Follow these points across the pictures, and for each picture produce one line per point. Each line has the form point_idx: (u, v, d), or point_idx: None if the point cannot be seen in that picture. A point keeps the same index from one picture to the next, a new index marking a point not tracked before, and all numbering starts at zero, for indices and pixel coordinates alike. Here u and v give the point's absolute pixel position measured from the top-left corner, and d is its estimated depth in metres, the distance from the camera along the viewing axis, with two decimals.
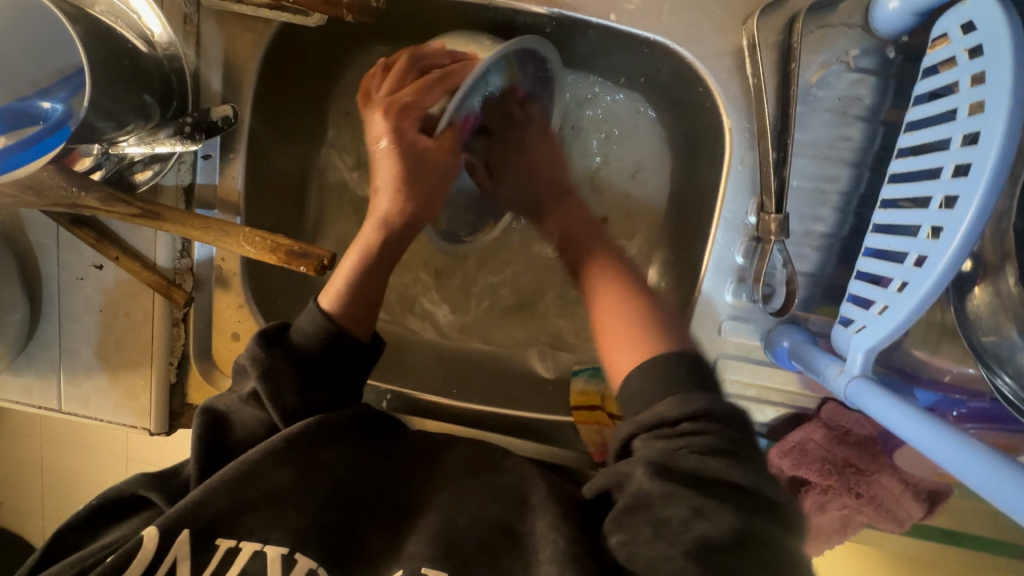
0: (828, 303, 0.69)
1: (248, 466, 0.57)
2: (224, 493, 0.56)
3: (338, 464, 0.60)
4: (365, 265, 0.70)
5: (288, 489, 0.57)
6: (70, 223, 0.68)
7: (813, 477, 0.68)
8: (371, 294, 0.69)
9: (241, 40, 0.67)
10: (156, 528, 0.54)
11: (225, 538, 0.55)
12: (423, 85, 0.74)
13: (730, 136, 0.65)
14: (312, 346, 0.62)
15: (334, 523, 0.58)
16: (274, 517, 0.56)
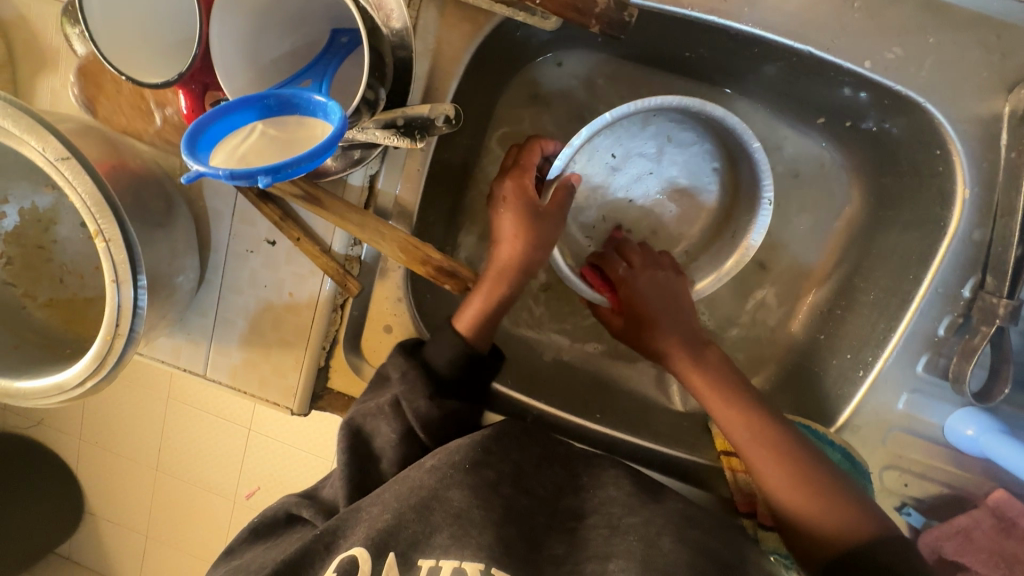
0: (1018, 392, 0.66)
1: (427, 491, 0.54)
2: (411, 517, 0.53)
3: (507, 483, 0.56)
4: (491, 285, 0.66)
5: (467, 509, 0.53)
6: (257, 197, 0.66)
7: (979, 567, 0.65)
8: (498, 317, 0.66)
9: (458, 32, 0.64)
10: (364, 550, 0.52)
11: (424, 559, 0.51)
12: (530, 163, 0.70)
13: (963, 205, 0.61)
14: (451, 367, 0.62)
15: (516, 540, 0.53)
16: (461, 538, 0.51)
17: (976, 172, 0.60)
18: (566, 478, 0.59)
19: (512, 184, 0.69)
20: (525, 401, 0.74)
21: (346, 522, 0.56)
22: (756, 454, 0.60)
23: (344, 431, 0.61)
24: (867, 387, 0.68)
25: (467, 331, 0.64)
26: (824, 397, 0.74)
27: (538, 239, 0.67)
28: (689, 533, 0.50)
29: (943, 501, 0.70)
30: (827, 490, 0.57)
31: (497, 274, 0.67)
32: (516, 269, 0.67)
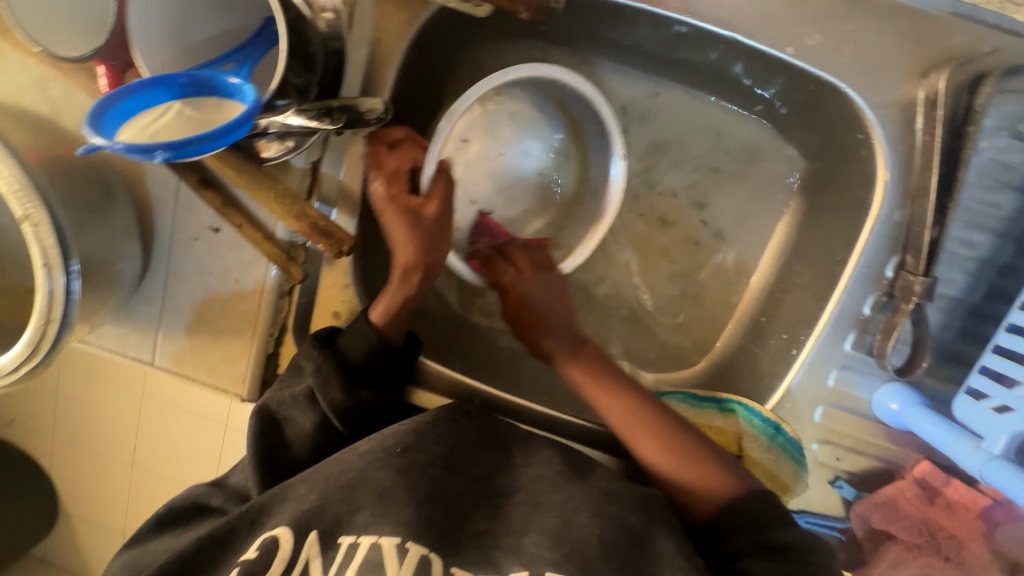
0: (943, 366, 0.68)
1: (357, 472, 0.57)
2: (337, 497, 0.56)
3: (437, 464, 0.58)
4: (401, 286, 0.69)
5: (393, 488, 0.55)
6: (198, 183, 0.66)
7: (903, 534, 0.69)
8: (409, 309, 0.70)
9: (396, 19, 0.65)
10: (288, 527, 0.55)
11: (345, 534, 0.54)
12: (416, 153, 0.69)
13: (884, 187, 0.64)
14: (358, 354, 0.66)
15: (441, 517, 0.55)
16: (383, 513, 0.54)
17: (895, 155, 0.63)
18: (502, 457, 0.61)
19: (382, 184, 0.68)
20: (474, 386, 0.76)
21: (275, 501, 0.59)
22: (634, 430, 0.64)
23: (293, 402, 0.65)
24: (799, 365, 0.70)
25: (377, 323, 0.67)
26: (763, 376, 0.76)
27: (430, 238, 0.70)
28: (608, 507, 0.55)
29: (873, 475, 0.72)
30: (705, 463, 0.61)
31: (403, 277, 0.69)
32: (421, 268, 0.70)
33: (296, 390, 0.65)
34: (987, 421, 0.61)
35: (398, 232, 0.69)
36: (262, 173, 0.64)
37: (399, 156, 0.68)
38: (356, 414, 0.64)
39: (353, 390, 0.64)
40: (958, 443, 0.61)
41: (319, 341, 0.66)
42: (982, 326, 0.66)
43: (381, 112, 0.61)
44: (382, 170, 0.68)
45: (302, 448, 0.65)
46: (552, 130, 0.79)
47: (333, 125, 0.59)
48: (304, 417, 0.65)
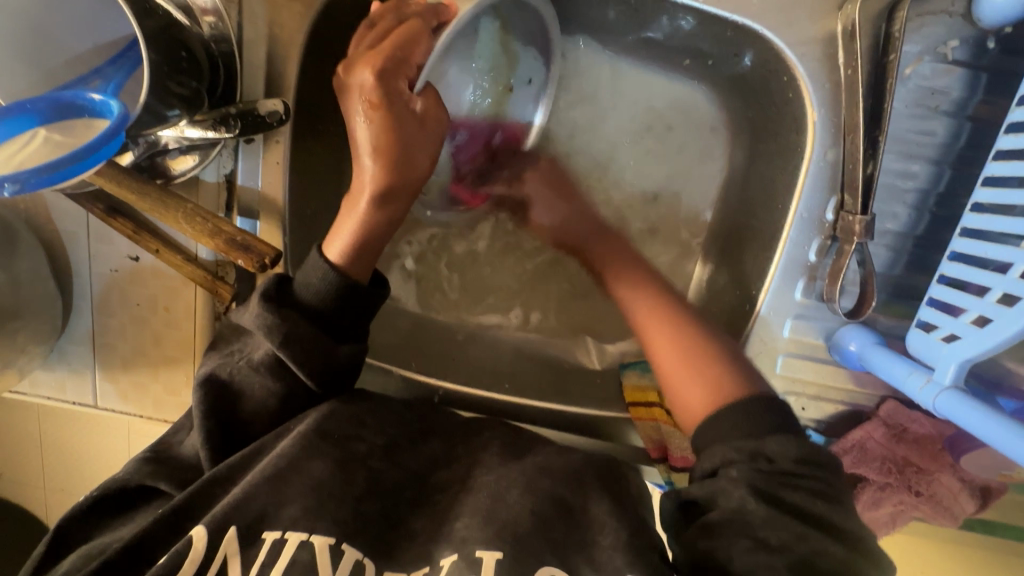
0: (896, 301, 0.67)
1: (288, 461, 0.53)
2: (264, 491, 0.51)
3: (377, 457, 0.56)
4: (372, 213, 0.59)
5: (329, 483, 0.52)
6: (105, 213, 0.63)
7: (873, 474, 0.68)
8: (379, 237, 0.61)
9: (288, 11, 0.60)
10: (203, 528, 0.49)
11: (270, 530, 0.50)
12: (414, 32, 0.54)
13: (814, 129, 0.62)
14: (328, 304, 0.56)
15: (375, 517, 0.53)
16: (316, 508, 0.51)
17: (820, 94, 0.61)
18: (443, 449, 0.60)
19: (367, 79, 0.54)
20: (431, 382, 0.73)
21: (203, 498, 0.53)
22: (657, 339, 0.66)
23: (251, 371, 0.57)
24: (755, 319, 0.68)
25: (336, 262, 0.57)
26: (724, 335, 0.73)
27: (410, 153, 0.59)
28: (540, 482, 0.55)
29: (842, 418, 0.72)
30: (687, 351, 0.63)
31: (377, 201, 0.59)
32: (394, 189, 0.60)
33: (254, 357, 0.58)
34: (940, 352, 0.58)
35: (371, 146, 0.57)
36: (172, 196, 0.60)
37: (399, 37, 0.54)
38: (335, 368, 0.57)
39: (330, 350, 0.56)
40: (912, 379, 0.59)
41: (275, 301, 0.56)
42: (930, 255, 0.65)
43: (282, 113, 0.60)
44: (371, 55, 0.54)
45: (258, 426, 0.58)
46: (478, 50, 0.68)
47: (231, 134, 0.58)
48: (259, 384, 0.57)
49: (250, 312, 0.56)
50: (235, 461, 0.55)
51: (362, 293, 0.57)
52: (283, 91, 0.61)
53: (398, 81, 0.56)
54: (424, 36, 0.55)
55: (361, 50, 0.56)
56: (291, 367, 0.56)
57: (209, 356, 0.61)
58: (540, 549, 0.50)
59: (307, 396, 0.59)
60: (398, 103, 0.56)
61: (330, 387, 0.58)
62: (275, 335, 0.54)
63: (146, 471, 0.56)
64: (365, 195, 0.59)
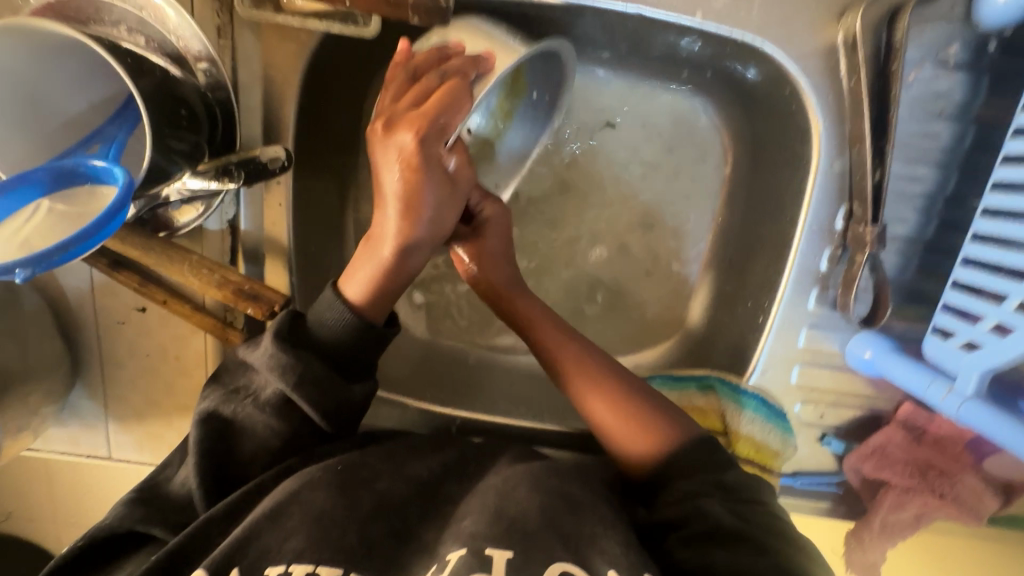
0: (909, 305, 0.67)
1: (288, 493, 0.50)
2: (266, 527, 0.49)
3: (384, 477, 0.53)
4: (396, 265, 0.56)
5: (332, 510, 0.50)
6: (109, 267, 0.62)
7: (895, 478, 0.69)
8: (394, 292, 0.58)
9: (284, 52, 0.59)
10: (204, 571, 0.46)
11: (272, 565, 0.47)
12: (459, 92, 0.54)
13: (819, 140, 0.62)
14: (341, 340, 0.54)
15: (384, 537, 0.50)
16: (322, 540, 0.48)
17: (824, 104, 0.61)
18: (454, 461, 0.58)
19: (410, 137, 0.54)
20: (449, 414, 0.74)
21: (196, 544, 0.49)
22: (583, 389, 0.60)
23: (256, 410, 0.54)
24: (769, 330, 0.68)
25: (355, 302, 0.55)
26: (738, 347, 0.73)
27: (437, 207, 0.57)
28: (546, 481, 0.52)
29: (860, 424, 0.71)
30: (617, 402, 0.58)
31: (401, 253, 0.57)
32: (417, 244, 0.57)
33: (262, 395, 0.54)
34: (959, 358, 0.58)
35: (402, 199, 0.55)
36: (175, 249, 0.59)
37: (443, 96, 0.54)
38: (349, 411, 0.55)
39: (344, 389, 0.54)
40: (933, 389, 0.59)
41: (289, 342, 0.54)
42: (941, 258, 0.65)
43: (284, 160, 0.59)
44: (415, 114, 0.54)
45: (257, 467, 0.55)
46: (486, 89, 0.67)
47: (236, 182, 0.56)
48: (263, 424, 0.54)
49: (260, 352, 0.54)
50: (232, 502, 0.51)
51: (379, 336, 0.55)
52: (283, 135, 0.61)
53: (438, 142, 0.55)
54: (467, 96, 0.55)
55: (403, 108, 0.55)
56: (301, 407, 0.54)
57: (211, 390, 0.57)
58: (553, 542, 0.48)
59: (312, 433, 0.55)
60: (435, 159, 0.55)
61: (343, 425, 0.55)
62: (289, 376, 0.52)
63: (137, 517, 0.52)
64: (389, 245, 0.56)
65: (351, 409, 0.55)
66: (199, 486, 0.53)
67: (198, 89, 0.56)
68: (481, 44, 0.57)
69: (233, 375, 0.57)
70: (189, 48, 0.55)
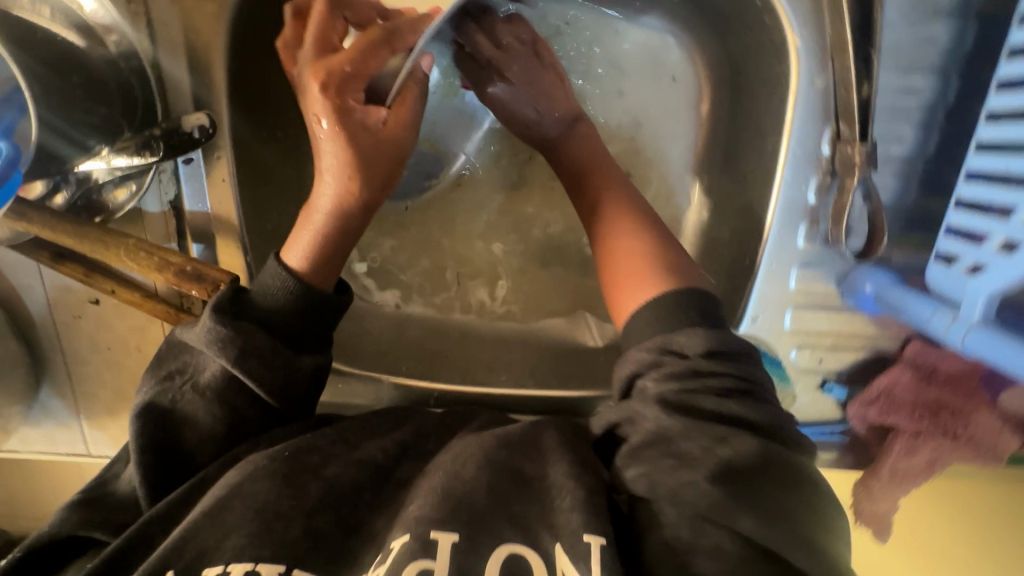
0: (910, 232, 0.61)
1: (231, 488, 0.48)
2: (204, 523, 0.46)
3: (333, 463, 0.51)
4: (332, 226, 0.51)
5: (276, 502, 0.47)
6: (52, 259, 0.59)
7: (903, 422, 0.63)
8: (342, 252, 0.53)
9: (202, 12, 0.54)
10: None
11: (210, 565, 0.44)
12: (372, 42, 0.50)
13: (796, 54, 0.55)
14: (283, 314, 0.51)
15: (331, 528, 0.48)
16: (263, 534, 0.45)
17: (799, 14, 0.55)
18: (410, 438, 0.57)
19: (314, 90, 0.48)
20: (423, 385, 0.69)
21: (140, 538, 0.47)
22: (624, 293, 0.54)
23: (195, 396, 0.52)
24: (756, 275, 0.63)
25: (296, 269, 0.52)
26: (724, 295, 0.68)
27: (376, 169, 0.50)
28: (496, 454, 0.50)
29: (864, 367, 0.66)
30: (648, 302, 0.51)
31: (338, 216, 0.51)
32: (351, 214, 0.52)
33: (200, 379, 0.52)
34: (962, 283, 0.52)
35: (332, 162, 0.49)
36: (111, 234, 0.56)
37: (356, 49, 0.49)
38: (296, 388, 0.52)
39: (292, 360, 0.51)
40: (936, 318, 0.53)
41: (231, 314, 0.51)
42: (944, 176, 0.59)
43: (209, 127, 0.57)
44: (319, 68, 0.49)
45: (203, 453, 0.53)
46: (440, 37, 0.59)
47: (156, 156, 0.55)
48: (204, 410, 0.52)
49: (200, 329, 0.51)
50: (177, 496, 0.49)
51: (329, 307, 0.52)
52: (212, 103, 0.57)
53: (352, 91, 0.49)
54: (381, 45, 0.51)
55: (307, 58, 0.50)
56: (248, 385, 0.51)
57: (149, 380, 0.54)
58: (498, 523, 0.46)
59: (260, 415, 0.53)
60: (350, 109, 0.48)
61: (291, 403, 0.52)
62: (231, 352, 0.49)
63: (77, 522, 0.50)
64: (323, 209, 0.52)
65: (301, 385, 0.53)
66: (142, 479, 0.51)
67: (106, 59, 0.53)
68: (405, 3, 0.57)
69: (178, 363, 0.54)
70: (96, 19, 0.53)
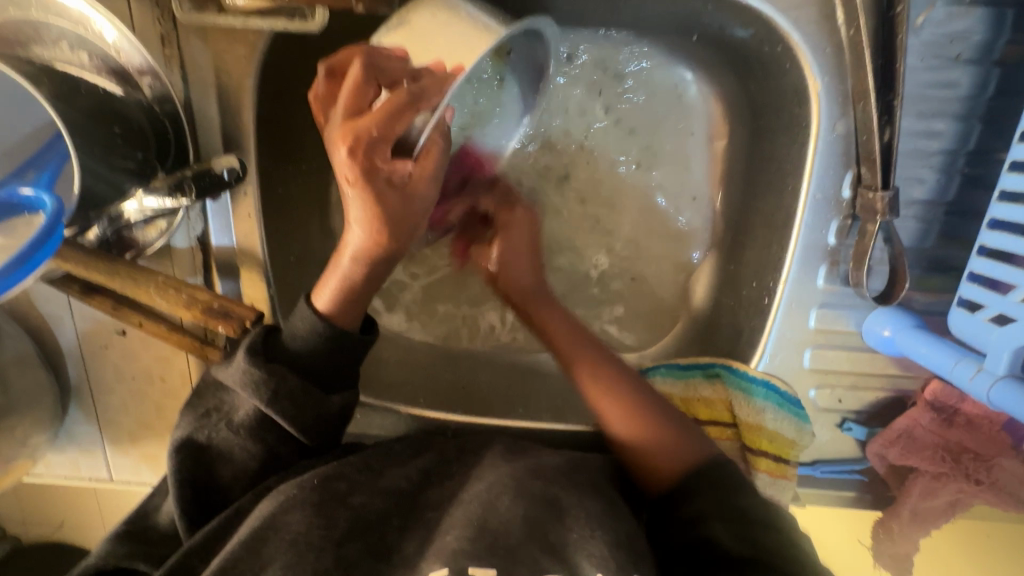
0: (931, 275, 0.61)
1: (265, 518, 0.48)
2: (242, 554, 0.46)
3: (361, 492, 0.52)
4: (356, 273, 0.54)
5: (309, 533, 0.48)
6: (83, 292, 0.60)
7: (925, 464, 0.63)
8: (365, 295, 0.55)
9: (233, 56, 0.56)
10: None
11: None
12: (398, 104, 0.48)
13: (817, 100, 0.56)
14: (313, 354, 0.53)
15: (362, 556, 0.48)
16: (296, 565, 0.46)
17: (821, 60, 0.55)
18: (434, 464, 0.57)
19: (343, 154, 0.49)
20: (440, 417, 0.69)
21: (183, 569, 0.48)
22: (593, 391, 0.58)
23: (229, 434, 0.53)
24: (775, 314, 0.63)
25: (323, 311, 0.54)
26: (742, 332, 0.68)
27: (402, 228, 0.53)
28: (530, 484, 0.51)
29: (883, 406, 0.66)
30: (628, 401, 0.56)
31: (362, 264, 0.54)
32: (377, 261, 0.54)
33: (235, 417, 0.53)
34: (989, 334, 0.53)
35: (360, 216, 0.51)
36: (142, 271, 0.57)
37: (384, 112, 0.48)
38: (326, 422, 0.54)
39: (321, 401, 0.53)
40: (960, 367, 0.54)
41: (263, 356, 0.52)
42: (965, 221, 0.59)
43: (239, 169, 0.57)
44: (347, 129, 0.49)
45: (238, 488, 0.54)
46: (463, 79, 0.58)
47: (188, 197, 0.55)
48: (238, 446, 0.53)
49: (234, 368, 0.53)
50: (214, 526, 0.50)
51: (355, 346, 0.54)
52: (240, 143, 0.58)
53: (379, 154, 0.49)
54: (409, 108, 0.49)
55: (337, 120, 0.50)
56: (281, 425, 0.52)
57: (183, 415, 0.56)
58: (522, 559, 0.46)
59: (291, 452, 0.54)
60: (377, 171, 0.49)
61: (319, 437, 0.54)
62: (263, 393, 0.51)
63: (122, 553, 0.51)
64: (347, 255, 0.54)
65: (329, 420, 0.54)
66: (181, 514, 0.52)
67: (142, 104, 0.54)
68: (425, 54, 0.54)
69: (208, 399, 0.56)
70: (130, 62, 0.52)
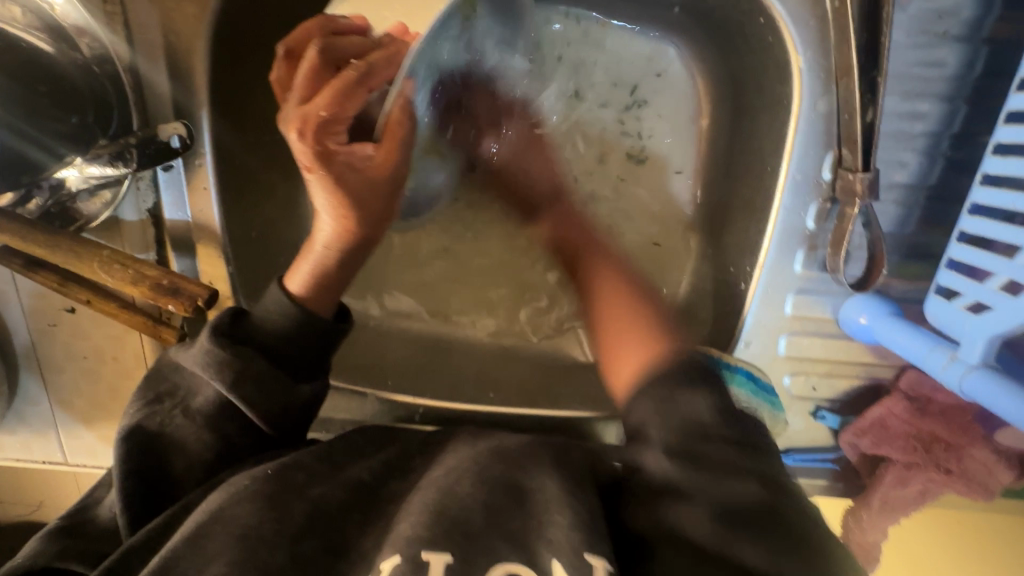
0: (910, 262, 0.59)
1: (212, 512, 0.46)
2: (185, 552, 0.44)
3: (318, 483, 0.50)
4: (333, 255, 0.53)
5: (258, 527, 0.45)
6: (24, 267, 0.57)
7: (896, 454, 0.62)
8: (342, 276, 0.54)
9: (182, 14, 0.52)
10: None
11: None
12: (347, 83, 0.46)
13: (800, 77, 0.54)
14: (286, 340, 0.50)
15: (318, 553, 0.46)
16: (246, 561, 0.44)
17: (805, 34, 0.53)
18: (395, 457, 0.55)
19: (294, 138, 0.47)
20: (407, 402, 0.67)
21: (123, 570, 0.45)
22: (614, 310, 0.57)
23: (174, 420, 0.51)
24: (751, 300, 0.61)
25: (298, 293, 0.52)
26: (719, 318, 0.66)
27: (371, 207, 0.53)
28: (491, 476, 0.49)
29: (859, 395, 0.65)
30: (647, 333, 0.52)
31: (337, 247, 0.54)
32: (351, 244, 0.55)
33: (190, 404, 0.51)
34: (964, 322, 0.52)
35: (326, 200, 0.51)
36: (86, 245, 0.54)
37: (331, 90, 0.45)
38: (294, 412, 0.51)
39: (289, 390, 0.50)
40: (934, 356, 0.52)
41: (229, 337, 0.50)
42: (946, 207, 0.57)
43: (187, 137, 0.54)
44: (297, 112, 0.46)
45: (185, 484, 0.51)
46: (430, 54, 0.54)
47: (130, 166, 0.53)
48: (193, 436, 0.51)
49: (197, 350, 0.50)
50: (156, 527, 0.47)
51: (330, 333, 0.52)
52: (190, 111, 0.54)
53: (333, 136, 0.48)
54: (359, 88, 0.46)
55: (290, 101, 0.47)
56: (243, 410, 0.50)
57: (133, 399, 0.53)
58: (490, 541, 0.45)
59: (244, 440, 0.52)
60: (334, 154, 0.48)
61: (285, 429, 0.52)
62: (226, 375, 0.48)
63: (54, 551, 0.48)
64: (321, 239, 0.54)
65: (293, 408, 0.51)
66: (124, 506, 0.49)
67: (79, 64, 0.51)
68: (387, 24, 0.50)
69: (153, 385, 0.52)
70: (67, 19, 0.50)
